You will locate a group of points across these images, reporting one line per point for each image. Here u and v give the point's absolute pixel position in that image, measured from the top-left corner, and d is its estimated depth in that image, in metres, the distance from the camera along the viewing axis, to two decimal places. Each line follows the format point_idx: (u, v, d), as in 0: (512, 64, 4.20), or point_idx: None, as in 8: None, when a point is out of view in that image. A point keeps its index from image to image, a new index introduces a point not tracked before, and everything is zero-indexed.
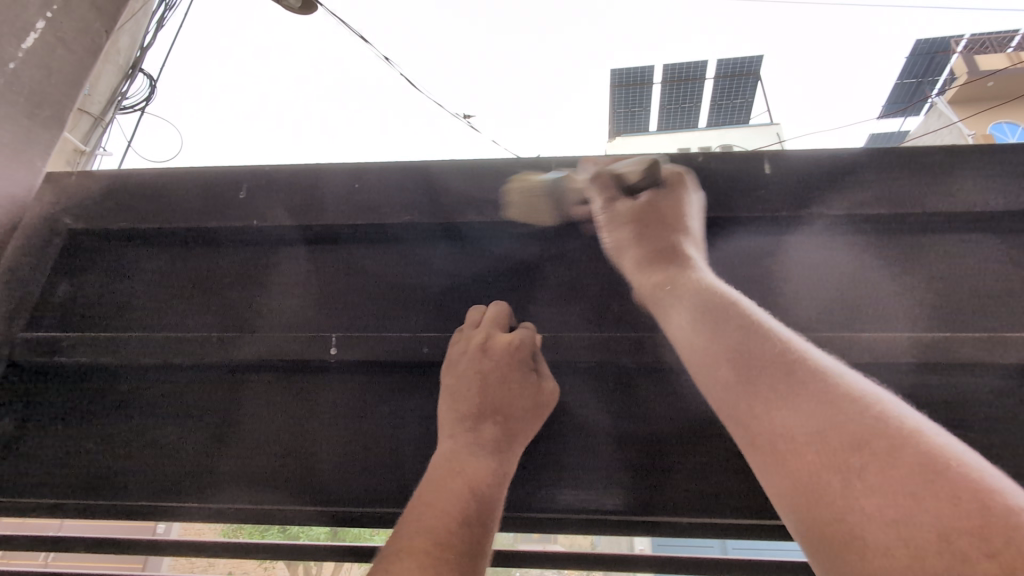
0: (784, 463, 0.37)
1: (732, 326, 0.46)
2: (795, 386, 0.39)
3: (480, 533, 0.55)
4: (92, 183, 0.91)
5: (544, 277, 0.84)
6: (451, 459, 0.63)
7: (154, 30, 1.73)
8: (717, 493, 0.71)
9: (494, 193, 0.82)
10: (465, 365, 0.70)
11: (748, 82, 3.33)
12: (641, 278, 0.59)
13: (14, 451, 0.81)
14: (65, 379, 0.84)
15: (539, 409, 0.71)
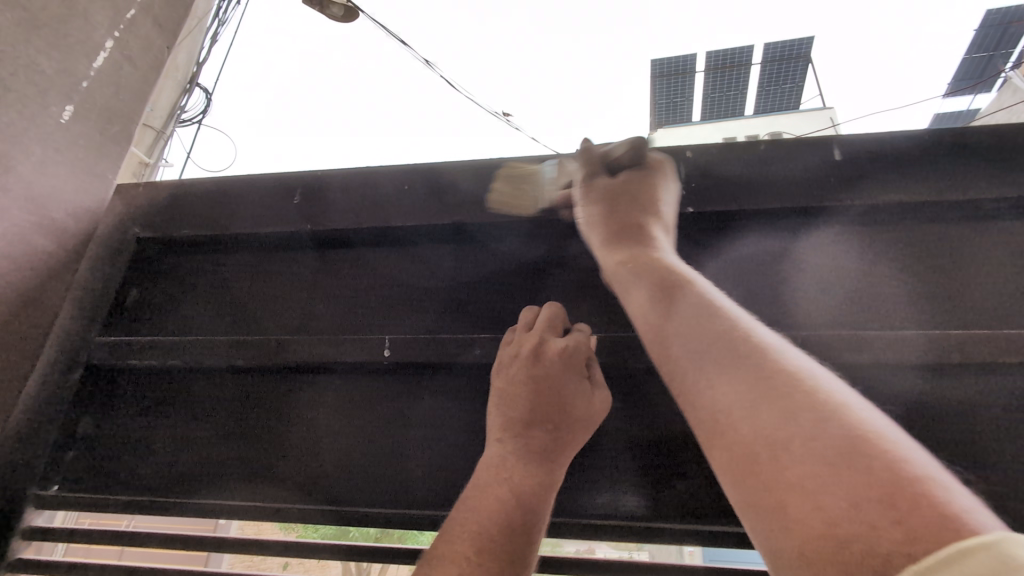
0: (744, 462, 0.33)
1: (720, 323, 0.41)
2: (770, 391, 0.34)
3: (522, 544, 0.55)
4: (157, 194, 0.95)
5: (589, 275, 0.82)
6: (499, 463, 0.62)
7: (210, 47, 1.82)
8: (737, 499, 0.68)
9: (538, 190, 0.81)
10: (518, 371, 0.68)
11: (800, 66, 3.15)
12: (618, 265, 0.56)
13: (93, 448, 0.86)
14: (137, 382, 0.89)
15: (591, 419, 0.68)
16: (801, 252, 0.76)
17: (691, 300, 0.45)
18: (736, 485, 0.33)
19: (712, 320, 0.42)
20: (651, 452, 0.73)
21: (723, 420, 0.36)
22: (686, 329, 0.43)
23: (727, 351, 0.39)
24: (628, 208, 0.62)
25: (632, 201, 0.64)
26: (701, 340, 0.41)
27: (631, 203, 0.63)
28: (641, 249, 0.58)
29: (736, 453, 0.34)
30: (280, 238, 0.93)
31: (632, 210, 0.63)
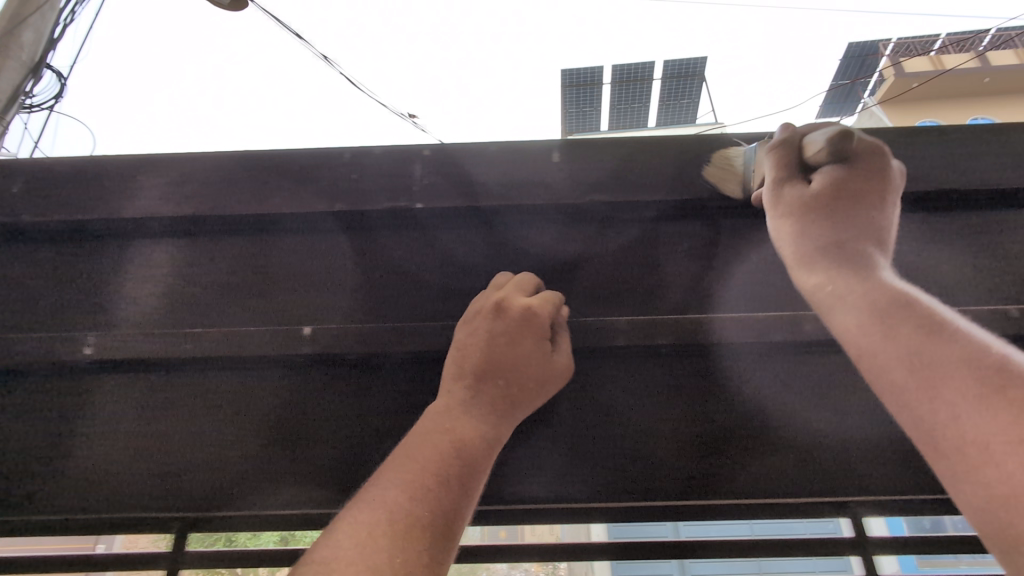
0: (973, 473, 0.36)
1: (912, 323, 0.45)
2: (1000, 386, 0.38)
3: (456, 503, 0.51)
4: None
5: (574, 264, 0.81)
6: (447, 413, 0.59)
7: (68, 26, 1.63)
8: (780, 476, 0.71)
9: (517, 171, 0.77)
10: (479, 324, 0.67)
11: (692, 84, 3.38)
12: (804, 267, 0.57)
13: None
14: None
15: (549, 381, 0.67)
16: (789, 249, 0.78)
17: (872, 304, 0.48)
18: (960, 481, 0.37)
19: (892, 325, 0.46)
20: (651, 443, 0.74)
21: (942, 416, 0.40)
22: (876, 336, 0.46)
23: (934, 343, 0.43)
24: (796, 216, 0.60)
25: (839, 216, 0.58)
26: (887, 344, 0.45)
27: (868, 216, 0.59)
28: (837, 256, 0.55)
29: (947, 445, 0.39)
30: (178, 228, 0.83)
31: (869, 226, 0.58)
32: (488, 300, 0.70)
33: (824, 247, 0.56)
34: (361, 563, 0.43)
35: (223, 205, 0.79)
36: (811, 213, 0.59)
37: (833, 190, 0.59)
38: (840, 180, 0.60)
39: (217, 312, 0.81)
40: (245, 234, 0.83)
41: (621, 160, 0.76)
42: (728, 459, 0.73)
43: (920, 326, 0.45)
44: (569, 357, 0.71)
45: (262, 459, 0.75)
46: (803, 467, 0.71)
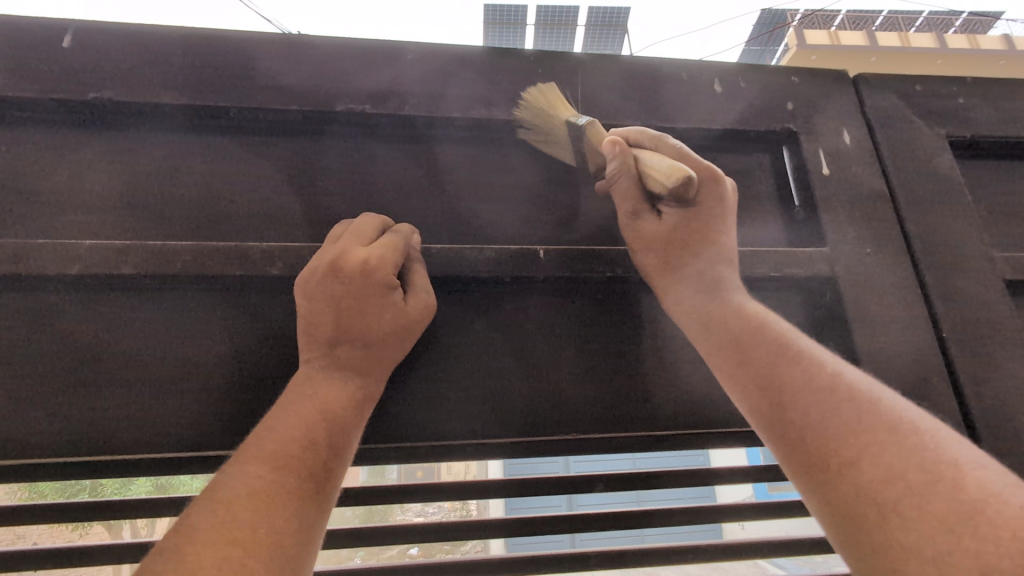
0: (840, 498, 0.37)
1: (771, 347, 0.47)
2: (831, 405, 0.41)
3: (324, 476, 0.39)
4: None
5: (348, 180, 0.60)
6: (302, 384, 0.44)
7: None
8: (686, 414, 0.57)
9: (245, 64, 0.58)
10: (310, 293, 0.46)
11: None
12: (660, 280, 0.55)
13: None
14: None
15: (411, 334, 0.49)
16: None
17: (727, 325, 0.50)
18: (827, 497, 0.38)
19: (752, 346, 0.48)
20: (526, 386, 0.56)
21: (801, 436, 0.41)
22: (747, 351, 0.48)
23: (785, 359, 0.46)
24: (651, 251, 0.55)
25: (685, 257, 0.54)
26: (746, 363, 0.47)
27: (707, 237, 0.54)
28: (694, 284, 0.53)
29: (802, 460, 0.41)
30: None
31: (698, 255, 0.54)
32: (318, 256, 0.48)
33: (679, 280, 0.54)
34: (210, 551, 0.31)
35: (97, 83, 0.55)
36: (669, 253, 0.54)
37: (683, 221, 0.54)
38: (699, 207, 0.54)
39: (58, 222, 0.53)
40: (117, 126, 0.56)
41: (619, 78, 0.66)
42: (621, 396, 0.57)
43: (776, 342, 0.47)
44: (430, 293, 0.51)
45: (141, 412, 0.50)
46: (704, 408, 0.57)
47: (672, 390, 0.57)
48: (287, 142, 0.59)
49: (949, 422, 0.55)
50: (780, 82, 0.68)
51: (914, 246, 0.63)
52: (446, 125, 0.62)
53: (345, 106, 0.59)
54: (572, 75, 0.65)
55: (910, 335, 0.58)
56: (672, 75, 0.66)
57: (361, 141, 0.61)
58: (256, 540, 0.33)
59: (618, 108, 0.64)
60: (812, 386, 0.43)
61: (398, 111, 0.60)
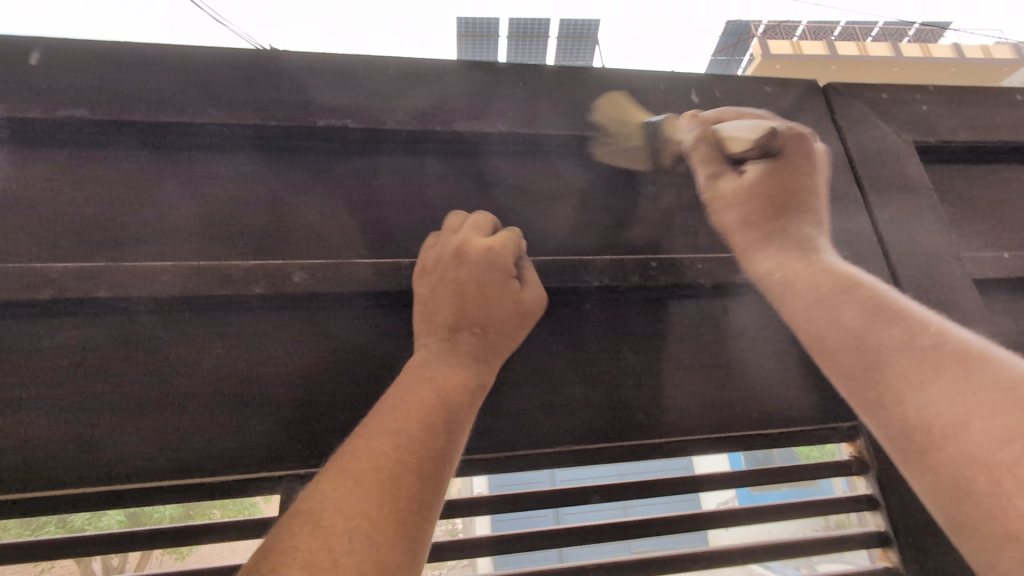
0: (939, 473, 0.36)
1: (858, 305, 0.45)
2: (935, 368, 0.38)
3: (443, 455, 0.40)
4: None
5: (352, 194, 0.61)
6: (423, 367, 0.46)
7: None
8: (744, 417, 0.60)
9: (248, 85, 0.60)
10: (436, 281, 0.51)
11: None
12: (755, 256, 0.55)
13: None
14: None
15: (527, 320, 0.52)
16: (615, 184, 0.68)
17: (819, 291, 0.48)
18: (927, 470, 0.37)
19: (841, 312, 0.45)
20: (588, 390, 0.59)
21: (896, 406, 0.39)
22: (823, 321, 0.46)
23: (879, 323, 0.42)
24: (756, 213, 0.56)
25: (777, 206, 0.55)
26: (835, 329, 0.45)
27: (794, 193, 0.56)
28: (788, 246, 0.53)
29: (902, 433, 0.38)
30: None
31: (777, 211, 0.55)
32: (442, 248, 0.53)
33: (765, 235, 0.55)
34: (341, 520, 0.33)
35: (103, 103, 0.57)
36: (768, 205, 0.55)
37: (766, 178, 0.56)
38: (783, 166, 0.56)
39: (66, 238, 0.54)
40: (140, 148, 0.58)
41: (608, 91, 0.69)
42: (683, 398, 0.60)
43: (867, 305, 0.44)
44: (539, 287, 0.54)
45: (235, 450, 0.50)
46: (757, 410, 0.61)
47: (728, 392, 0.61)
48: (294, 160, 0.61)
49: None
50: (756, 92, 0.73)
51: (893, 245, 0.67)
52: (450, 141, 0.64)
53: (352, 122, 0.61)
54: (563, 89, 0.68)
55: None
56: (656, 88, 0.70)
57: (366, 155, 0.63)
58: (380, 514, 0.34)
59: (609, 118, 0.68)
60: (913, 347, 0.39)
61: (400, 126, 0.62)
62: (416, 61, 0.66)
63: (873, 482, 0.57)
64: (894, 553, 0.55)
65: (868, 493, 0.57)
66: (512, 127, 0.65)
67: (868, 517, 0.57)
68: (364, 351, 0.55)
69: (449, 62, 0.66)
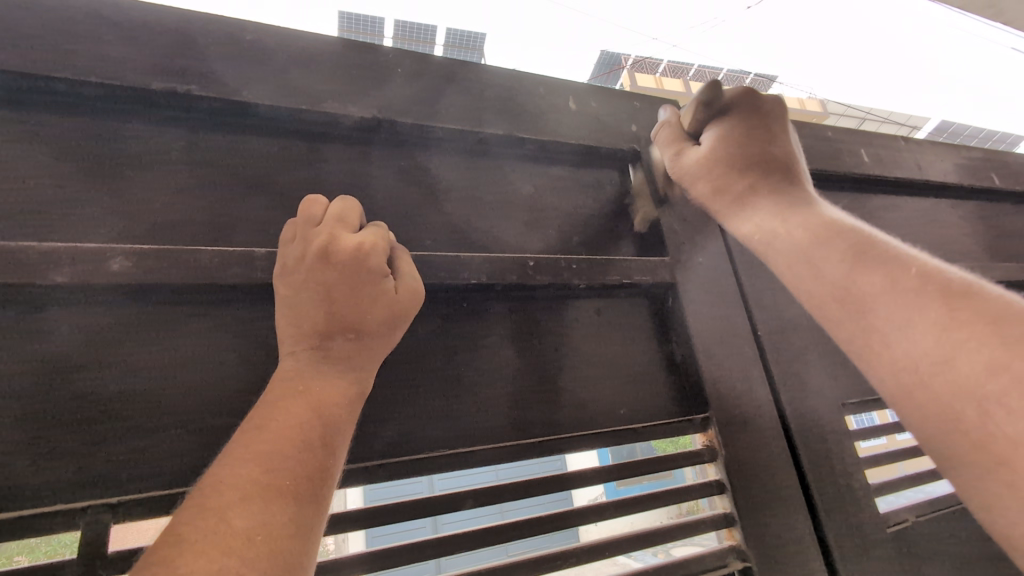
0: (914, 397, 0.38)
1: (842, 248, 0.46)
2: (917, 304, 0.39)
3: (323, 473, 0.36)
4: None
5: (193, 171, 0.53)
6: (292, 380, 0.40)
7: None
8: (609, 412, 0.62)
9: (59, 27, 0.49)
10: (298, 283, 0.44)
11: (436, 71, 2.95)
12: (732, 218, 0.57)
13: None
14: None
15: (404, 321, 0.47)
16: (491, 183, 0.67)
17: (804, 241, 0.49)
18: (906, 404, 0.39)
19: (822, 266, 0.47)
20: (456, 391, 0.57)
21: (880, 344, 0.41)
22: (809, 274, 0.48)
23: (864, 269, 0.44)
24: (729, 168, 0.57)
25: (740, 160, 0.57)
26: (822, 282, 0.46)
27: (765, 154, 0.57)
28: (753, 200, 0.56)
29: (888, 368, 0.40)
30: None
31: (747, 167, 0.57)
32: (302, 242, 0.45)
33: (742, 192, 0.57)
34: (204, 560, 0.28)
35: None
36: (734, 157, 0.57)
37: (722, 137, 0.59)
38: (735, 122, 0.59)
39: None
40: None
41: (489, 88, 0.69)
42: (553, 396, 0.60)
43: (847, 255, 0.45)
44: (416, 280, 0.49)
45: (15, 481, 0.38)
46: (621, 404, 0.63)
47: (595, 389, 0.62)
48: (122, 127, 0.51)
49: (765, 398, 0.66)
50: (626, 106, 0.77)
51: (734, 254, 0.74)
52: (317, 123, 0.59)
53: (198, 88, 0.53)
54: (444, 81, 0.66)
55: (733, 325, 0.69)
56: (536, 90, 0.71)
57: (216, 131, 0.55)
58: (251, 546, 0.30)
59: (492, 117, 0.67)
60: (898, 289, 0.41)
61: (261, 100, 0.55)
62: (282, 31, 0.59)
63: (720, 469, 0.62)
64: (738, 532, 0.59)
65: (717, 479, 0.61)
66: (390, 115, 0.61)
67: (716, 501, 0.62)
68: (195, 353, 0.46)
69: (321, 38, 0.61)
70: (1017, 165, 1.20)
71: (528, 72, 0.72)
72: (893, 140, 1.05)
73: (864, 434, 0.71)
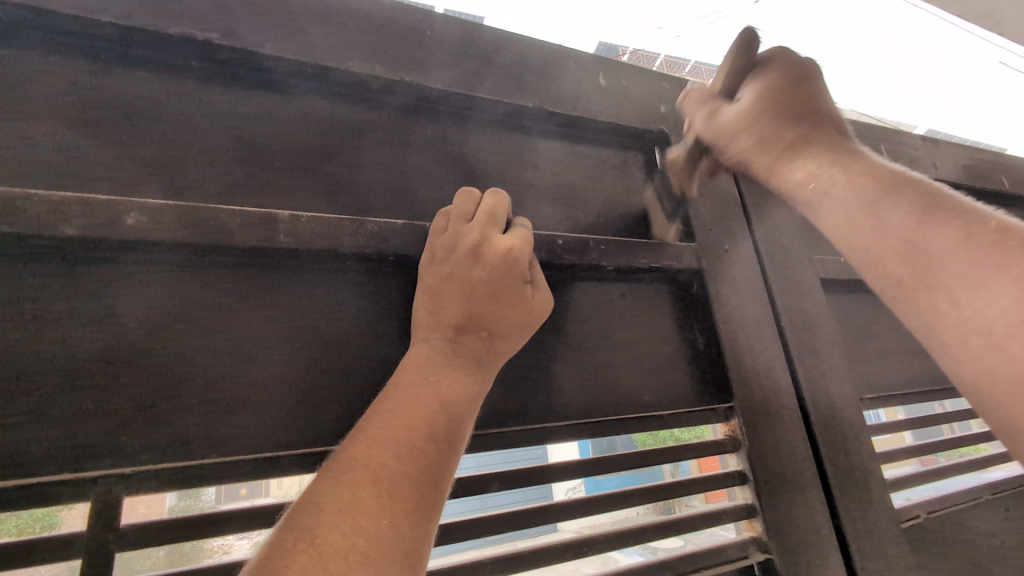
0: (982, 360, 0.37)
1: (909, 200, 0.44)
2: (997, 265, 0.37)
3: (445, 465, 0.39)
4: None
5: (210, 126, 0.49)
6: (423, 367, 0.44)
7: None
8: (634, 399, 0.61)
9: None
10: (445, 275, 0.49)
11: None
12: (777, 177, 0.54)
13: None
14: None
15: (530, 328, 0.52)
16: (518, 158, 0.65)
17: (863, 189, 0.47)
18: (970, 368, 0.38)
19: (887, 218, 0.44)
20: None
21: (946, 306, 0.40)
22: (866, 225, 0.46)
23: (934, 223, 0.42)
24: (775, 122, 0.54)
25: (788, 113, 0.53)
26: (883, 238, 0.44)
27: (813, 105, 0.54)
28: (800, 157, 0.52)
29: (953, 331, 0.39)
30: None
31: (795, 121, 0.53)
32: (455, 235, 0.50)
33: (788, 148, 0.53)
34: (337, 537, 0.32)
35: None
36: (780, 111, 0.54)
37: (765, 90, 0.55)
38: (776, 76, 0.55)
39: None
40: None
41: (518, 58, 0.65)
42: (577, 381, 0.59)
43: (915, 208, 0.43)
44: (546, 287, 0.54)
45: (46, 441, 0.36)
46: (645, 393, 0.61)
47: (620, 376, 0.61)
48: (136, 74, 0.48)
49: (786, 390, 0.65)
50: (656, 87, 0.75)
51: (759, 244, 0.73)
52: (341, 83, 0.55)
53: (219, 37, 0.49)
54: (475, 49, 0.63)
55: (756, 315, 0.68)
56: (566, 64, 0.69)
57: (235, 85, 0.51)
58: (380, 529, 0.33)
59: (523, 88, 0.64)
60: (976, 246, 0.39)
61: (285, 54, 0.51)
62: None
63: (743, 459, 0.61)
64: (759, 523, 0.59)
65: (739, 470, 0.60)
66: (418, 78, 0.58)
67: (737, 492, 0.61)
68: (227, 317, 0.44)
69: None
70: None
71: (559, 45, 0.69)
72: (911, 139, 1.04)
73: (880, 430, 0.71)
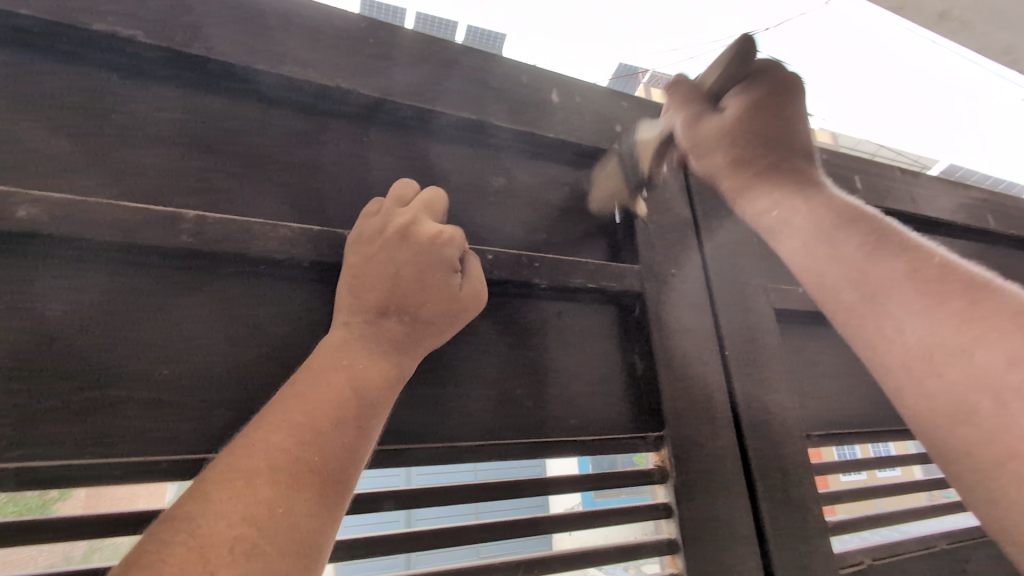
0: (918, 384, 0.39)
1: (858, 236, 0.47)
2: (937, 295, 0.40)
3: (352, 453, 0.38)
4: None
5: (130, 124, 0.49)
6: (339, 350, 0.43)
7: None
8: (559, 421, 0.59)
9: None
10: (372, 255, 0.48)
11: None
12: (746, 197, 0.57)
13: None
14: None
15: (459, 320, 0.50)
16: (459, 170, 0.64)
17: (820, 224, 0.49)
18: (907, 394, 0.40)
19: (842, 248, 0.47)
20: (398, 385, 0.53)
21: (887, 331, 0.42)
22: (822, 253, 0.48)
23: (882, 255, 0.44)
24: (747, 147, 0.56)
25: (760, 138, 0.56)
26: (835, 264, 0.47)
27: (781, 129, 0.56)
28: (774, 181, 0.55)
29: (897, 356, 0.41)
30: None
31: (766, 147, 0.56)
32: (386, 218, 0.50)
33: (754, 174, 0.56)
34: (224, 524, 0.31)
35: None
36: (751, 134, 0.56)
37: (742, 110, 0.55)
38: (752, 93, 0.55)
39: None
40: None
41: (466, 70, 0.65)
42: (499, 399, 0.57)
43: (868, 239, 0.46)
44: (482, 281, 0.53)
45: None
46: (572, 416, 0.60)
47: (547, 397, 0.59)
48: (58, 69, 0.48)
49: (724, 421, 0.63)
50: (612, 105, 0.74)
51: (709, 270, 0.71)
52: (273, 86, 0.55)
53: (143, 35, 0.49)
54: (419, 58, 0.62)
55: (698, 342, 0.66)
56: (516, 79, 0.68)
57: (162, 84, 0.51)
58: (271, 519, 0.32)
59: (466, 100, 0.64)
60: (916, 281, 0.41)
61: (213, 55, 0.51)
62: None
63: (670, 491, 0.59)
64: (680, 560, 0.56)
65: (665, 502, 0.58)
66: (354, 85, 0.57)
67: (663, 525, 0.59)
68: (123, 313, 0.43)
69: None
70: (1018, 210, 1.17)
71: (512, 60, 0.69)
72: (891, 170, 1.02)
73: (825, 469, 0.68)
